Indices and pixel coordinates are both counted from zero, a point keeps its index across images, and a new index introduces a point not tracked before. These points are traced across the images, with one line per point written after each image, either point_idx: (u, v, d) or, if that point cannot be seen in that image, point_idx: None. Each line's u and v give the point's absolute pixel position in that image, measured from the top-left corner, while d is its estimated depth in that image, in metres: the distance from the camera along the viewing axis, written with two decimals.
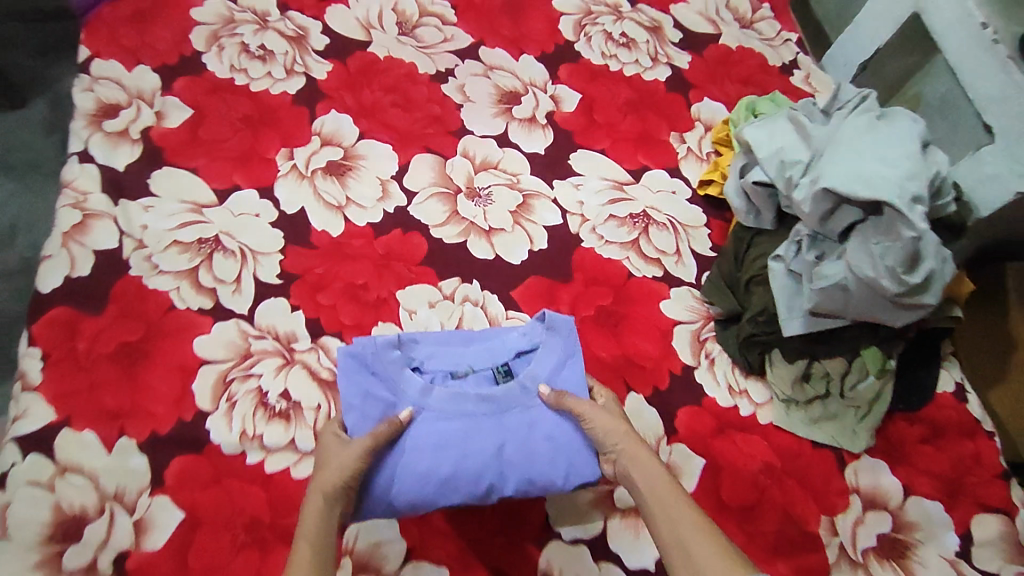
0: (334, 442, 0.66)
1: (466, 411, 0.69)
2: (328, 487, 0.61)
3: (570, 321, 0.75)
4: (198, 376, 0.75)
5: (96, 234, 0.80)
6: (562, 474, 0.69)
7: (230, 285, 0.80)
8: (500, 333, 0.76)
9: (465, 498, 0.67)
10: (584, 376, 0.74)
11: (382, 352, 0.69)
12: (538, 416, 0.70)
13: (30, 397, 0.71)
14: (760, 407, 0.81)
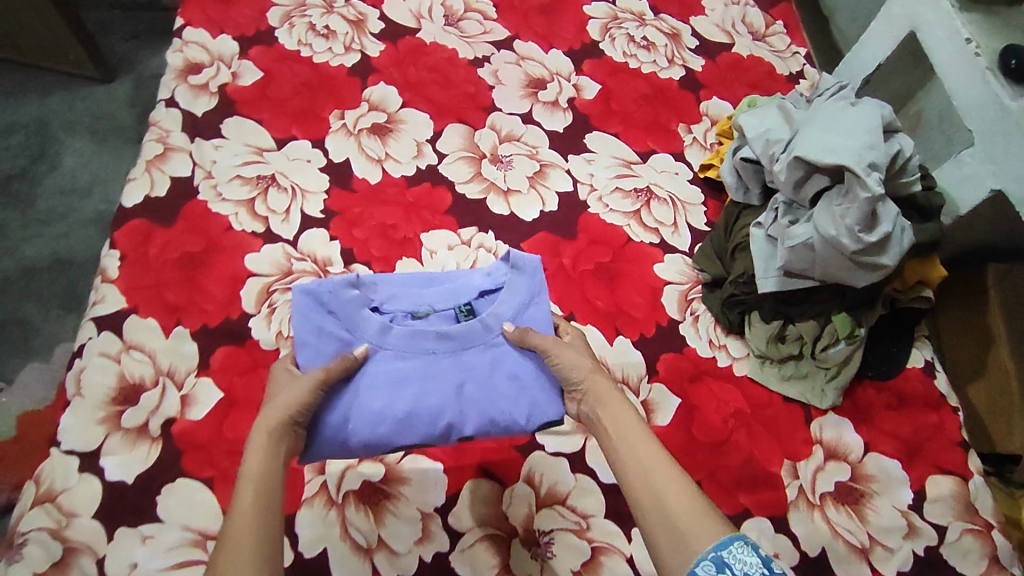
0: (287, 376, 0.73)
1: (424, 349, 0.77)
2: (273, 421, 0.66)
3: (535, 261, 0.82)
4: (246, 285, 0.87)
5: (174, 165, 0.94)
6: (524, 416, 0.77)
7: (280, 215, 0.93)
8: (464, 276, 0.84)
9: (422, 434, 0.74)
10: (548, 315, 0.81)
11: (339, 292, 0.77)
12: (499, 355, 0.78)
13: (108, 287, 0.85)
14: (736, 360, 0.90)
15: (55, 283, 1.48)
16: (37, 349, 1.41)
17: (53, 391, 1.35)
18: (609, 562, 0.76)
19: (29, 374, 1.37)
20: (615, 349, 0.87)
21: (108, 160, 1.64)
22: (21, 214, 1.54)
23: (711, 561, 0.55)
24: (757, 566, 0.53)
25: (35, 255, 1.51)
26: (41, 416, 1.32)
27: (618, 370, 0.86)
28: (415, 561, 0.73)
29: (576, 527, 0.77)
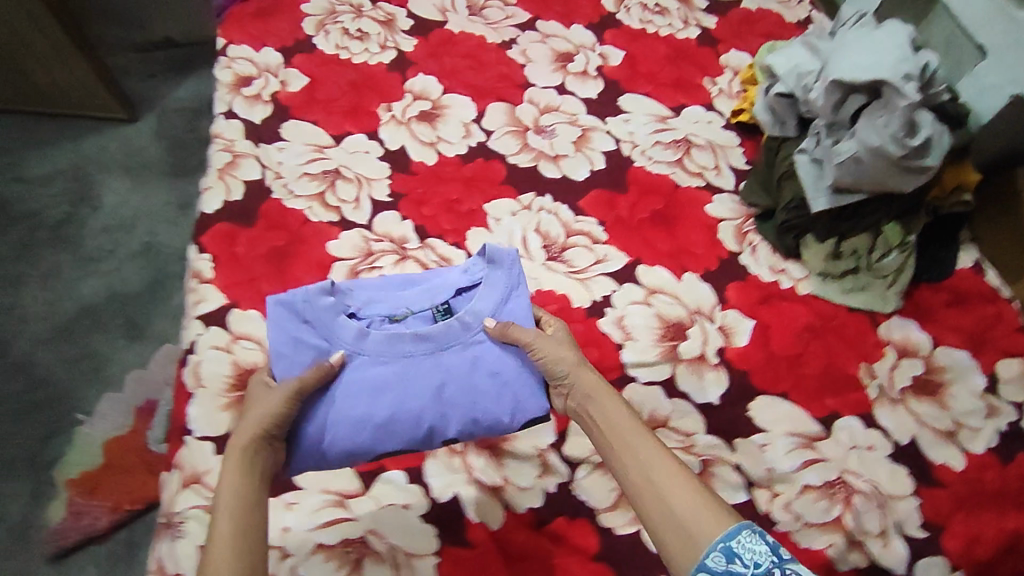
0: (262, 388, 0.76)
1: (401, 353, 0.80)
2: (245, 441, 0.69)
3: (512, 255, 0.85)
4: (333, 270, 0.93)
5: (245, 170, 1.00)
6: (506, 414, 0.80)
7: (351, 204, 0.98)
8: (441, 275, 0.87)
9: (405, 436, 0.78)
10: (528, 309, 0.83)
11: (316, 301, 0.80)
12: (478, 353, 0.81)
13: (207, 287, 0.90)
14: (799, 282, 0.96)
15: (117, 317, 1.53)
16: (109, 380, 1.46)
17: (133, 414, 1.40)
18: (718, 472, 0.82)
19: (106, 404, 1.41)
20: (685, 284, 0.94)
21: (147, 191, 1.69)
22: (73, 254, 1.60)
23: (722, 551, 0.57)
24: (767, 556, 0.55)
25: (92, 293, 1.56)
26: (130, 439, 1.36)
27: (692, 303, 0.93)
28: (541, 492, 0.81)
29: (682, 445, 0.83)
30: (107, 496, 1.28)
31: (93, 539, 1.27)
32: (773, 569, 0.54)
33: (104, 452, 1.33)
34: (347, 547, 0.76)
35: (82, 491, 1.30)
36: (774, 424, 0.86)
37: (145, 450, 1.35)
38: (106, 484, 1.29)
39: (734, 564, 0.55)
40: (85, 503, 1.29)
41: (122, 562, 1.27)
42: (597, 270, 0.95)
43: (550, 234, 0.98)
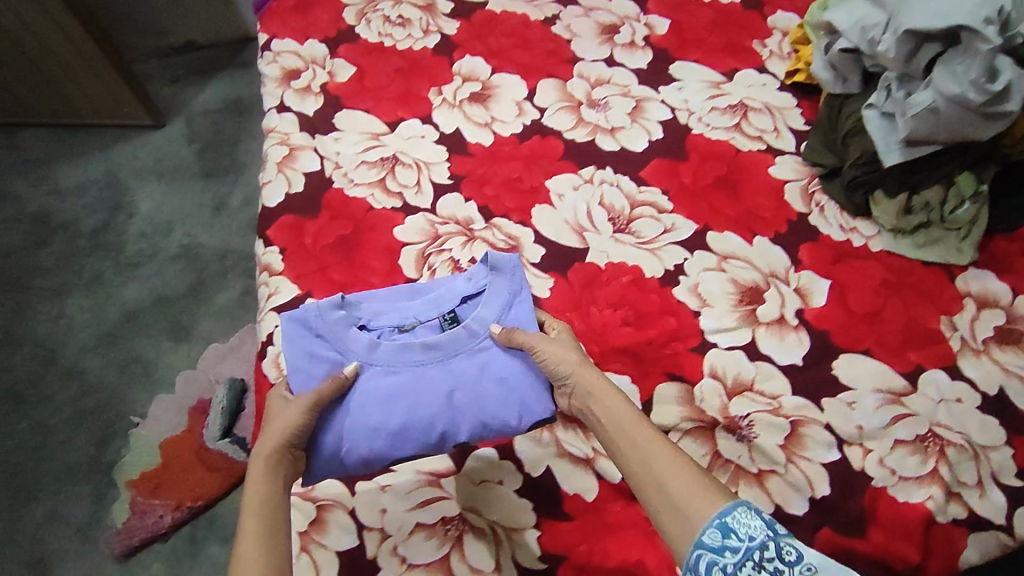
0: (280, 402, 0.74)
1: (411, 362, 0.79)
2: (267, 450, 0.69)
3: (514, 260, 0.84)
4: (403, 255, 0.92)
5: (303, 161, 0.99)
6: (515, 416, 0.78)
7: (413, 187, 0.98)
8: (447, 284, 0.86)
9: (419, 443, 0.76)
10: (532, 313, 0.83)
11: (327, 314, 0.80)
12: (486, 358, 0.80)
13: (279, 278, 0.90)
14: (870, 239, 0.96)
15: (160, 319, 1.49)
16: (160, 382, 1.42)
17: (188, 412, 1.36)
18: (809, 432, 0.82)
19: (159, 405, 1.39)
20: (756, 248, 0.95)
21: (181, 193, 1.64)
22: (115, 260, 1.56)
23: (717, 527, 0.58)
24: (762, 530, 0.57)
25: (135, 297, 1.52)
26: (187, 438, 1.32)
27: (765, 266, 0.93)
28: None
29: (770, 407, 0.83)
30: (168, 495, 1.27)
31: (156, 537, 1.26)
32: (769, 543, 0.56)
33: (162, 451, 1.32)
34: (446, 525, 0.76)
35: (143, 490, 1.28)
36: (860, 381, 0.85)
37: (203, 448, 1.31)
38: (167, 484, 1.28)
39: (730, 539, 0.57)
40: (147, 502, 1.27)
41: (186, 560, 1.25)
42: (666, 239, 0.95)
43: (614, 207, 0.98)
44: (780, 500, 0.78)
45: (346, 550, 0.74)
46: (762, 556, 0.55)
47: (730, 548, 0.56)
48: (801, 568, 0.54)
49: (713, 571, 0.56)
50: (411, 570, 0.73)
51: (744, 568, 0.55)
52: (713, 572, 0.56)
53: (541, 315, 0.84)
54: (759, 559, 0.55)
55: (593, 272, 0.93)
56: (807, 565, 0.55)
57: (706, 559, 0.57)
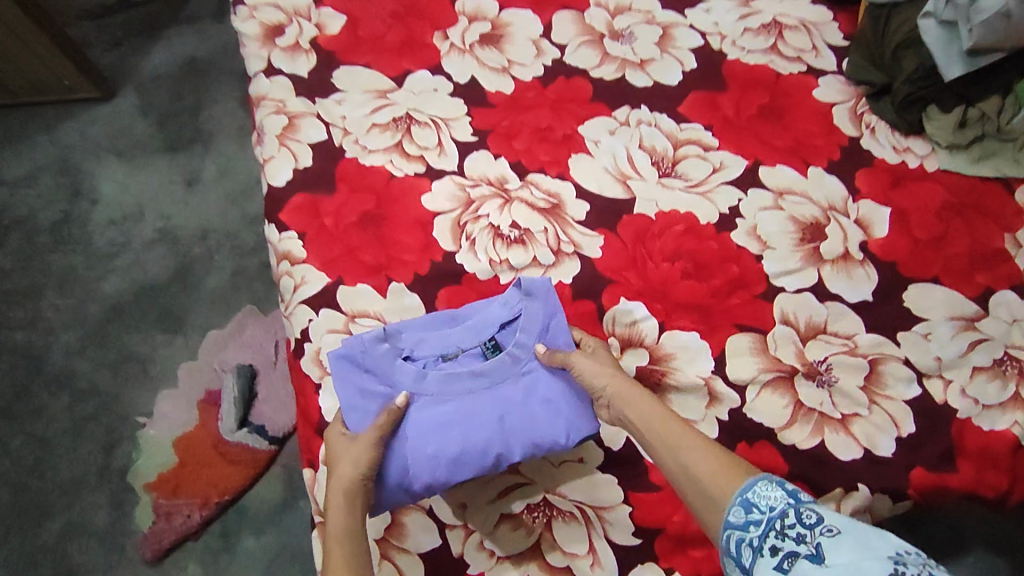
0: (342, 440, 0.68)
1: (460, 391, 0.71)
2: (345, 484, 0.65)
3: (548, 283, 0.75)
4: (436, 226, 0.84)
5: (306, 131, 0.88)
6: (563, 434, 0.71)
7: (435, 149, 0.88)
8: (481, 309, 0.76)
9: (477, 472, 0.69)
10: (571, 334, 0.74)
11: (370, 347, 0.71)
12: (534, 381, 0.73)
13: (303, 267, 0.81)
14: (926, 159, 0.92)
15: (148, 309, 1.29)
16: (161, 378, 1.24)
17: (197, 407, 1.18)
18: (889, 368, 0.78)
19: (166, 402, 1.20)
20: (812, 179, 0.89)
21: (143, 170, 1.42)
22: (85, 253, 1.35)
23: (740, 505, 0.59)
24: (782, 498, 0.58)
25: (116, 291, 1.31)
26: (202, 432, 1.16)
27: (823, 198, 0.88)
28: (714, 422, 0.76)
29: (847, 347, 0.79)
30: (193, 492, 1.12)
31: (188, 535, 1.11)
32: (789, 510, 0.57)
33: (176, 449, 1.15)
34: (532, 512, 0.71)
35: (163, 493, 1.12)
36: (932, 311, 0.82)
37: (221, 441, 1.15)
38: (188, 482, 1.12)
39: (752, 513, 0.58)
40: (172, 503, 1.12)
41: (225, 556, 1.12)
42: (717, 179, 0.89)
43: (656, 149, 0.90)
44: (868, 443, 0.74)
45: (430, 550, 0.69)
46: (782, 524, 0.56)
47: (753, 523, 0.58)
48: (821, 529, 0.54)
49: (743, 549, 0.57)
50: (502, 563, 0.69)
51: (767, 537, 0.56)
52: (743, 549, 0.57)
53: (576, 334, 0.75)
54: (781, 528, 0.56)
55: (644, 224, 0.85)
56: (827, 527, 0.54)
57: (735, 537, 0.58)
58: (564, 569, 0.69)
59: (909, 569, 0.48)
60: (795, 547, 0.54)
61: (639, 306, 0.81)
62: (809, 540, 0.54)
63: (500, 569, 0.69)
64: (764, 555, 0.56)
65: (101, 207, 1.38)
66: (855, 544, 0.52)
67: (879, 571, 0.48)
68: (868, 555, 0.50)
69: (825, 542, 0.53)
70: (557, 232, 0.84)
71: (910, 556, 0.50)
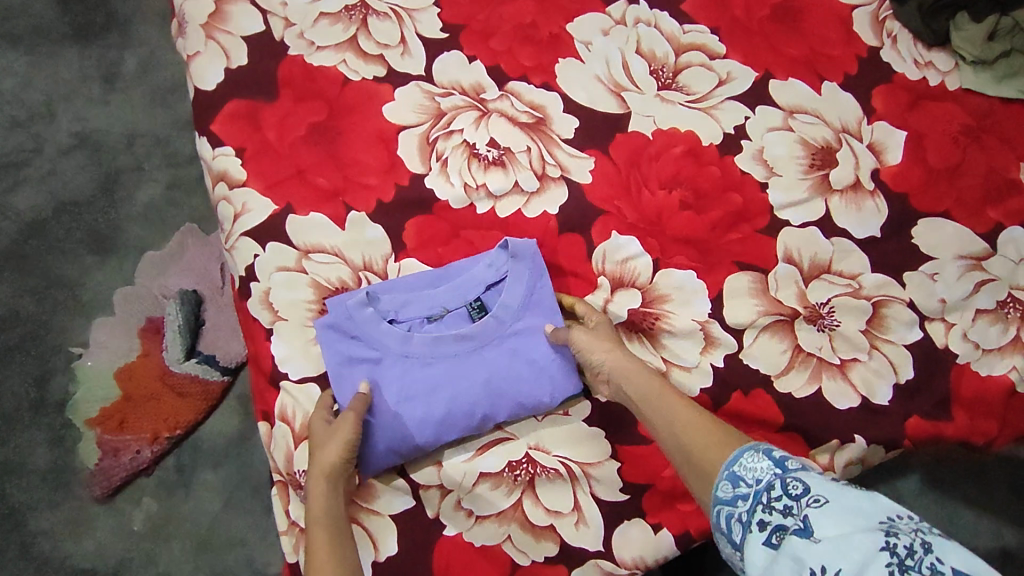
0: (324, 424, 0.62)
1: (446, 354, 0.66)
2: (328, 467, 0.60)
3: (534, 245, 0.69)
4: (401, 143, 0.71)
5: (238, 21, 0.73)
6: (547, 392, 0.67)
7: (397, 47, 0.74)
8: (464, 266, 0.69)
9: (464, 432, 0.66)
10: (555, 296, 0.69)
11: (354, 312, 0.65)
12: (519, 342, 0.68)
13: (244, 191, 0.69)
14: (947, 76, 0.82)
15: (73, 228, 1.05)
16: (94, 306, 1.03)
17: (138, 336, 0.99)
18: (892, 312, 0.73)
19: (102, 329, 1.00)
20: (826, 97, 0.79)
21: (45, 59, 1.12)
22: None
23: (727, 479, 0.52)
24: (769, 469, 0.50)
25: (30, 205, 1.06)
26: (145, 362, 0.97)
27: (837, 120, 0.79)
28: (709, 369, 0.70)
29: (850, 289, 0.74)
30: (141, 426, 0.95)
31: (140, 472, 0.96)
32: (775, 482, 0.49)
33: (118, 381, 0.96)
34: (513, 471, 0.66)
35: (108, 428, 0.95)
36: (940, 249, 0.76)
37: (167, 372, 0.97)
38: (134, 416, 0.96)
39: (739, 487, 0.51)
40: (119, 439, 0.95)
41: (182, 488, 0.97)
42: (723, 94, 0.78)
43: (655, 55, 0.78)
44: (866, 392, 0.71)
45: (403, 511, 0.65)
46: (769, 497, 0.49)
47: (742, 497, 0.51)
48: (807, 500, 0.46)
49: (732, 525, 0.50)
50: (480, 522, 0.65)
51: (755, 512, 0.49)
52: (733, 525, 0.50)
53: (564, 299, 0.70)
54: (768, 501, 0.49)
55: (640, 144, 0.75)
56: (815, 496, 0.46)
57: (724, 514, 0.51)
58: (547, 528, 0.65)
59: (901, 538, 0.42)
60: (783, 520, 0.47)
61: (631, 243, 0.72)
62: (796, 512, 0.46)
63: (479, 528, 0.65)
64: (753, 531, 0.48)
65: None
66: (845, 513, 0.44)
67: (871, 545, 0.42)
68: (858, 525, 0.43)
69: (812, 514, 0.45)
70: (542, 153, 0.73)
71: (903, 522, 0.43)
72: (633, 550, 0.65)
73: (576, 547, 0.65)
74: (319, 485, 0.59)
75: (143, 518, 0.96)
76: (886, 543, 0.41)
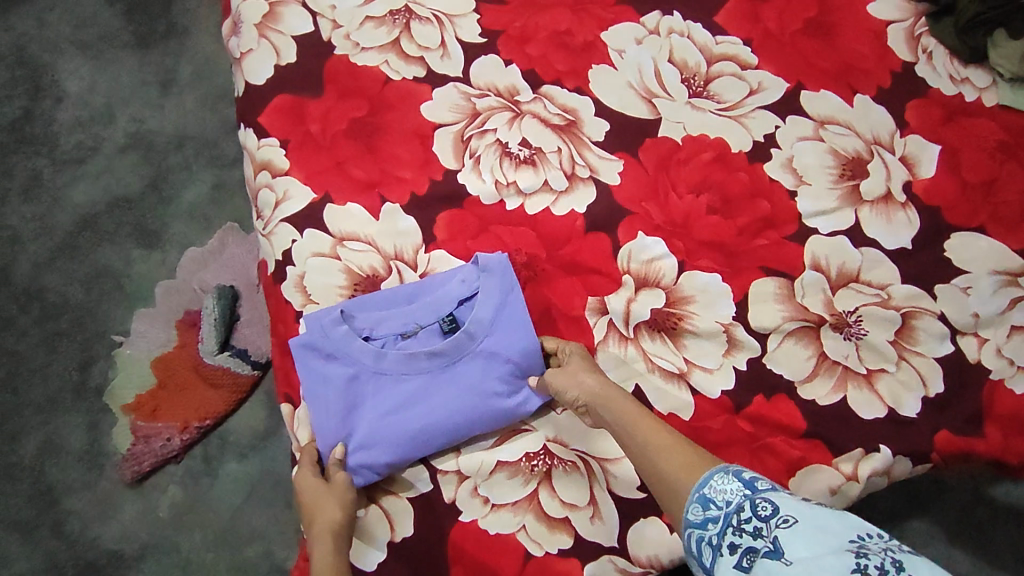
0: (316, 485, 0.64)
1: (418, 370, 0.67)
2: (333, 525, 0.62)
3: (505, 259, 0.70)
4: (436, 140, 0.74)
5: (289, 22, 0.77)
6: (520, 404, 0.67)
7: (437, 50, 0.77)
8: (439, 286, 0.70)
9: (439, 448, 0.67)
10: (527, 312, 0.69)
11: (329, 330, 0.67)
12: (488, 360, 0.68)
13: (286, 180, 0.72)
14: (984, 92, 0.82)
15: (123, 222, 1.11)
16: (138, 296, 1.07)
17: (176, 326, 1.03)
18: (921, 324, 0.73)
19: (143, 319, 1.05)
20: (858, 109, 0.79)
21: (110, 64, 1.18)
22: (50, 157, 1.14)
23: (698, 501, 0.53)
24: (739, 491, 0.52)
25: (86, 199, 1.12)
26: (181, 353, 1.01)
27: (869, 132, 0.79)
28: (731, 372, 0.70)
29: (879, 299, 0.73)
30: (172, 416, 0.99)
31: (169, 459, 0.99)
32: (745, 503, 0.50)
33: (155, 369, 1.01)
34: (530, 461, 0.67)
35: (141, 414, 0.99)
36: (974, 263, 0.75)
37: (201, 363, 1.00)
38: (167, 404, 0.99)
39: (710, 509, 0.52)
40: (150, 426, 0.99)
41: (206, 479, 1.00)
42: (754, 103, 0.79)
43: (687, 64, 0.80)
44: (893, 403, 0.70)
45: (421, 495, 0.66)
46: (739, 519, 0.50)
47: (712, 520, 0.52)
48: (777, 521, 0.47)
49: (703, 548, 0.51)
50: (496, 511, 0.66)
51: (725, 535, 0.50)
52: (703, 548, 0.51)
53: (547, 343, 0.69)
54: (738, 523, 0.50)
55: (669, 149, 0.76)
56: (784, 516, 0.48)
57: (695, 537, 0.52)
58: (561, 520, 0.65)
59: (872, 558, 0.42)
60: (753, 543, 0.48)
61: (656, 244, 0.73)
62: (766, 534, 0.47)
63: (494, 516, 0.65)
64: (723, 554, 0.49)
65: (64, 107, 1.16)
66: (814, 532, 0.45)
67: (842, 567, 0.42)
68: (827, 546, 0.44)
69: (782, 535, 0.46)
70: (571, 153, 0.75)
71: (872, 541, 0.44)
72: (648, 548, 0.65)
73: (590, 540, 0.65)
74: (322, 544, 0.61)
75: (168, 505, 0.99)
76: (856, 564, 0.42)
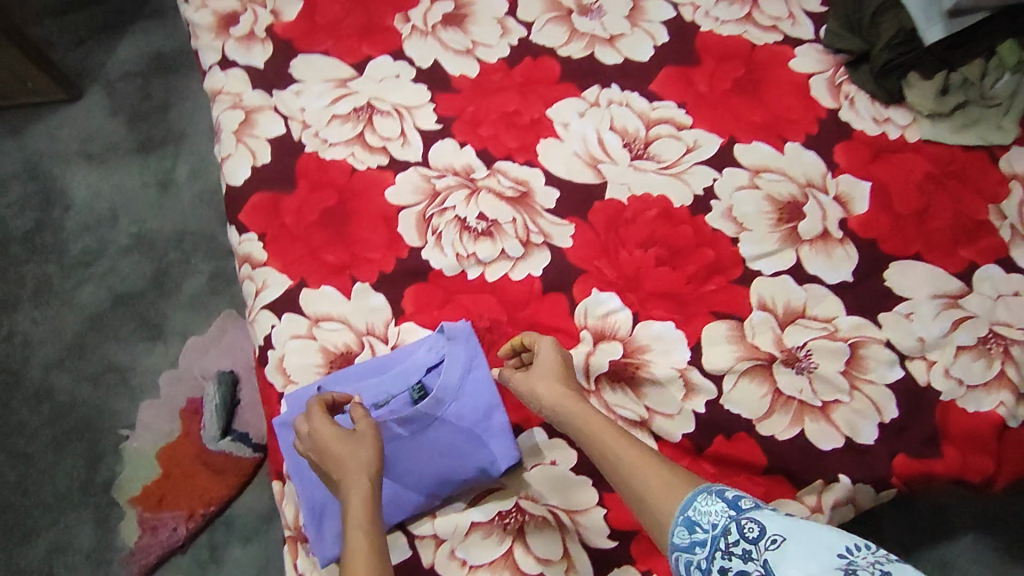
0: (335, 432, 0.67)
1: (390, 437, 0.71)
2: (370, 466, 0.66)
3: (468, 326, 0.75)
4: (401, 221, 0.81)
5: (264, 126, 0.86)
6: (487, 464, 0.71)
7: (398, 139, 0.85)
8: (408, 355, 0.75)
9: (412, 511, 0.70)
10: (492, 374, 0.75)
11: None
12: (456, 424, 0.73)
13: (265, 270, 0.79)
14: (907, 129, 0.88)
15: (127, 318, 1.18)
16: (142, 388, 1.13)
17: (179, 417, 1.09)
18: (869, 353, 0.76)
19: (148, 411, 1.11)
20: (789, 155, 0.86)
21: (113, 170, 1.29)
22: (59, 263, 1.22)
23: (683, 524, 0.57)
24: (724, 513, 0.55)
25: (94, 299, 1.20)
26: (185, 442, 1.07)
27: (802, 176, 0.85)
28: (690, 415, 0.74)
29: (826, 332, 0.77)
30: (178, 504, 1.04)
31: (175, 549, 1.03)
32: (731, 525, 0.54)
33: (160, 460, 1.06)
34: (503, 519, 0.71)
35: (148, 505, 1.04)
36: (914, 289, 0.79)
37: (204, 450, 1.06)
38: (173, 493, 1.04)
39: (696, 532, 0.55)
40: (157, 516, 1.04)
41: (213, 565, 1.03)
42: (691, 159, 0.85)
43: (628, 130, 0.87)
44: (849, 431, 0.74)
45: (400, 562, 0.69)
46: (727, 542, 0.53)
47: (699, 543, 0.55)
48: (766, 542, 0.51)
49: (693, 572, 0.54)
50: (474, 571, 0.69)
51: (714, 559, 0.53)
52: (692, 571, 0.54)
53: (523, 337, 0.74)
54: (727, 546, 0.53)
55: (616, 210, 0.82)
56: (771, 537, 0.51)
57: (684, 560, 0.55)
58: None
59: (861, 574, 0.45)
60: (744, 566, 0.51)
61: (610, 299, 0.78)
62: (756, 556, 0.51)
63: None
64: None
65: (71, 215, 1.26)
66: (803, 553, 0.48)
67: None
68: (818, 564, 0.47)
69: (772, 558, 0.50)
70: (525, 223, 0.81)
71: (860, 555, 0.47)
72: None
73: None
74: (360, 482, 0.64)
75: None
76: None
